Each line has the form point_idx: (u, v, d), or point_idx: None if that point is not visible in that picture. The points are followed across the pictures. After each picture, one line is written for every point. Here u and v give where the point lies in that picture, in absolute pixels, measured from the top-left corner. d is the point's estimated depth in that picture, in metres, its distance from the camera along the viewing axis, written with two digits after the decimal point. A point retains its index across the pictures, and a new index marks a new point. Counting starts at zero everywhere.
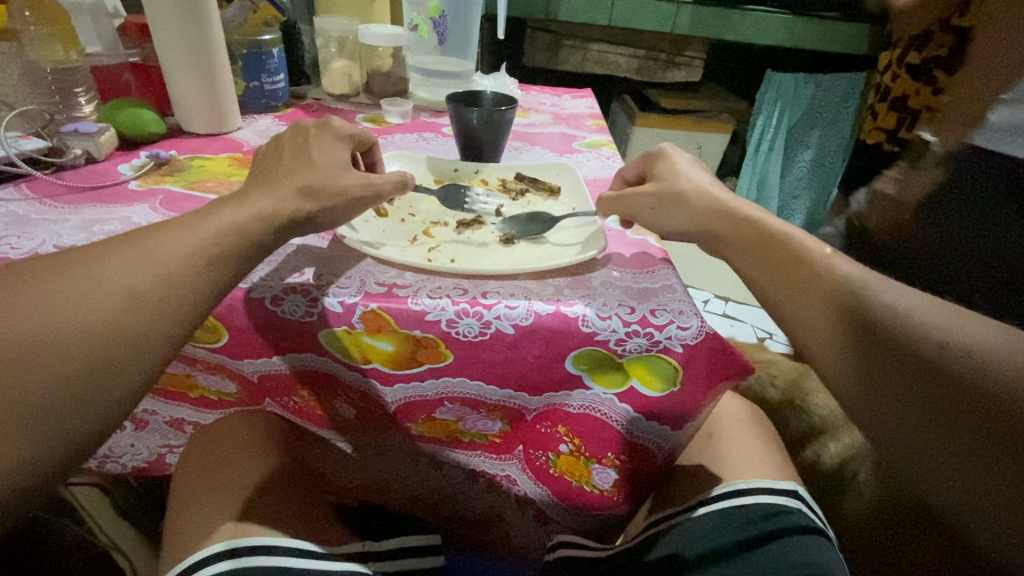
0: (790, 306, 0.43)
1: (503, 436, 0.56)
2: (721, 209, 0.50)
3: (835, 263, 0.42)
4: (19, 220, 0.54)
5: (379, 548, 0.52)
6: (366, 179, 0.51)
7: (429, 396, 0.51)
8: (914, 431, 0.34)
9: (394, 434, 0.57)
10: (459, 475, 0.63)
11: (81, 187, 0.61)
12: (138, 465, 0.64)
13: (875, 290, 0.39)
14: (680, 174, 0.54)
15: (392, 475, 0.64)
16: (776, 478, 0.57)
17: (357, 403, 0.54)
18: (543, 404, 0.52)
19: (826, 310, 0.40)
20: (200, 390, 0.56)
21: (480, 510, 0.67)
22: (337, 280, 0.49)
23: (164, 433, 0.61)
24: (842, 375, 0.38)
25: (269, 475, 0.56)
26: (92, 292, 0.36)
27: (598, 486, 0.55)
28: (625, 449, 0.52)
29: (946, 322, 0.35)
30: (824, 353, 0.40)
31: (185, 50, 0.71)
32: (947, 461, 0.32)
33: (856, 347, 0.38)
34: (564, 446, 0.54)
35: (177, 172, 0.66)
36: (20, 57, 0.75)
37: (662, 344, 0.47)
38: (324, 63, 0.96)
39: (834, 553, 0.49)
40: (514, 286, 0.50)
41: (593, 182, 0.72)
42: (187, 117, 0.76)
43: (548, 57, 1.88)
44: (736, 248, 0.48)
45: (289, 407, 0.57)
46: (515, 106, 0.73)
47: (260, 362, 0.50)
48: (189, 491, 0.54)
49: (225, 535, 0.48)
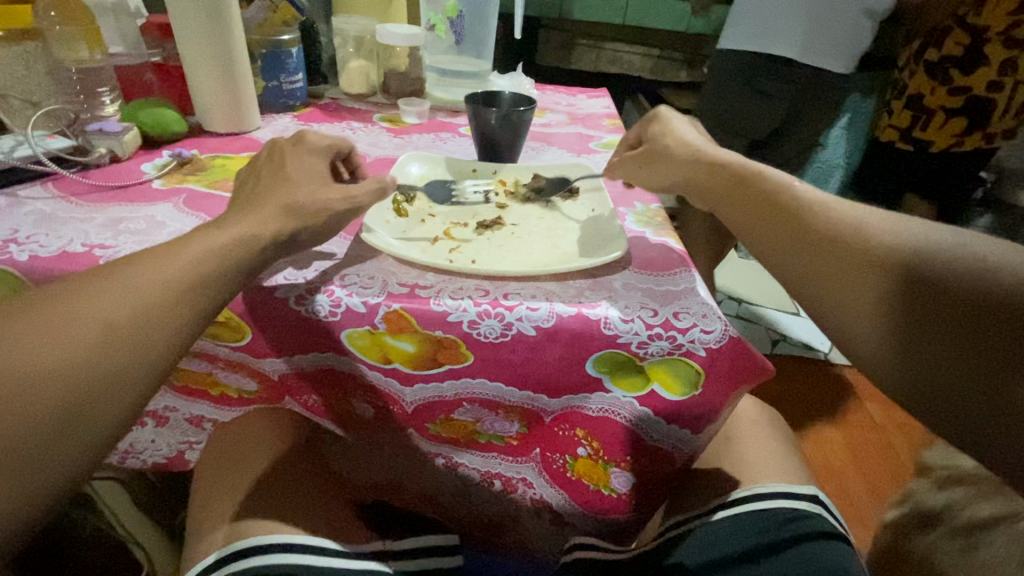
0: (770, 237, 0.45)
1: (521, 438, 0.56)
2: (702, 158, 0.54)
3: (817, 198, 0.45)
4: (47, 219, 0.55)
5: (400, 547, 0.52)
6: (347, 195, 0.50)
7: (448, 397, 0.51)
8: (918, 338, 0.35)
9: (412, 435, 0.57)
10: (474, 478, 0.63)
11: (106, 186, 0.62)
12: (158, 461, 0.65)
13: (861, 220, 0.42)
14: (670, 129, 0.59)
15: (408, 475, 0.65)
16: (795, 482, 0.57)
17: (376, 403, 0.54)
18: (562, 406, 0.51)
19: (811, 241, 0.42)
20: (221, 387, 0.56)
21: (494, 512, 0.67)
22: (359, 280, 0.50)
23: (184, 430, 0.61)
24: (834, 293, 0.40)
25: (289, 474, 0.57)
26: (66, 328, 0.35)
27: (616, 489, 0.55)
28: (643, 452, 0.52)
29: (935, 238, 0.38)
30: (812, 279, 0.42)
31: (209, 51, 0.71)
32: (956, 382, 0.33)
33: (851, 268, 0.40)
34: (582, 449, 0.54)
35: (200, 171, 0.67)
36: (45, 56, 0.78)
37: (684, 347, 0.46)
38: (342, 62, 0.97)
39: (854, 559, 0.49)
40: (535, 288, 0.50)
41: (612, 183, 0.72)
42: (209, 117, 0.77)
43: (561, 55, 1.88)
44: (714, 190, 0.51)
45: (308, 406, 0.57)
46: (534, 106, 0.73)
47: (283, 362, 0.51)
48: (212, 487, 0.55)
49: (251, 532, 0.49)
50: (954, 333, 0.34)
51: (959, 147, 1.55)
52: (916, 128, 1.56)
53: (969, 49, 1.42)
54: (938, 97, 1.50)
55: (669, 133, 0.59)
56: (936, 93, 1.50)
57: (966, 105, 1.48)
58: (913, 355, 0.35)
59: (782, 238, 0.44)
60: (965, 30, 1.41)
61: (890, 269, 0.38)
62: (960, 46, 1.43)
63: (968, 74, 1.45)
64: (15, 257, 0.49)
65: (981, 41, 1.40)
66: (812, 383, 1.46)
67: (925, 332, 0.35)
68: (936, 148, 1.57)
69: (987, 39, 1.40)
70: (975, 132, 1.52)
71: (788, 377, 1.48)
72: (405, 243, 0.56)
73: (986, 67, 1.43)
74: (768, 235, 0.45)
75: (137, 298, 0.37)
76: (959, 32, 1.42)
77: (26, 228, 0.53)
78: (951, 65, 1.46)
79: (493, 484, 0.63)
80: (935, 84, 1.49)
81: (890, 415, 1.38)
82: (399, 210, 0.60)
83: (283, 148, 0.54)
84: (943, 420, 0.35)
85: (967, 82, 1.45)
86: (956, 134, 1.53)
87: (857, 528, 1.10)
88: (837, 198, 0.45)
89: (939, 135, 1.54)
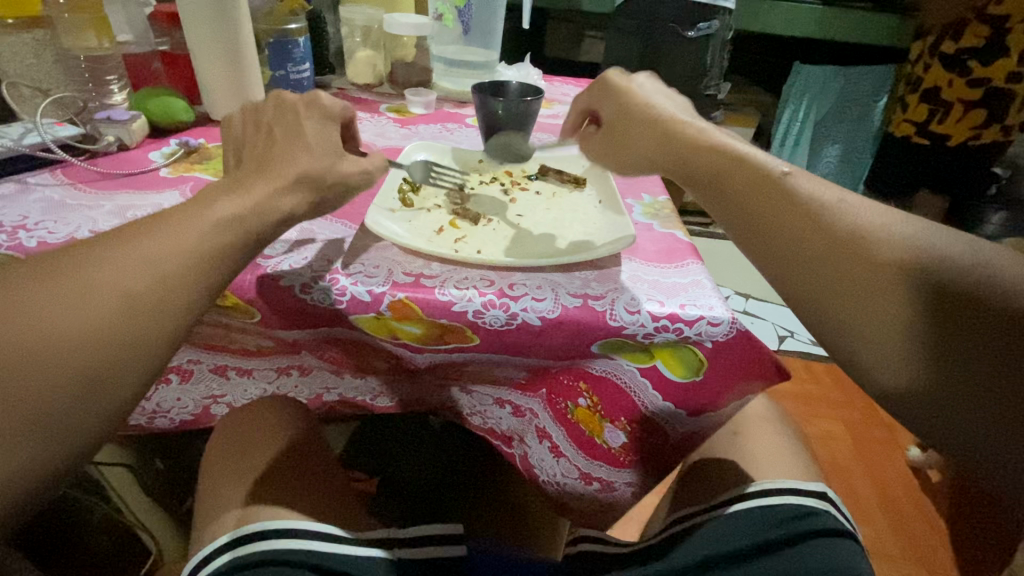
0: (817, 265, 0.39)
1: (531, 378, 0.54)
2: (668, 125, 0.49)
3: (818, 192, 0.41)
4: (55, 205, 0.55)
5: (405, 535, 0.51)
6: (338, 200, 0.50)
7: (457, 358, 0.52)
8: (954, 351, 0.34)
9: (424, 374, 0.57)
10: (482, 400, 0.61)
11: (114, 174, 0.62)
12: (184, 419, 0.62)
13: (894, 232, 0.38)
14: (626, 87, 0.55)
15: (428, 394, 0.61)
16: (801, 477, 0.57)
17: (389, 360, 0.54)
18: (567, 364, 0.51)
19: (880, 275, 0.37)
20: (240, 342, 0.53)
21: (507, 428, 0.64)
22: (364, 269, 0.50)
23: (209, 382, 0.59)
24: (881, 310, 0.36)
25: (289, 446, 0.57)
26: (82, 294, 0.34)
27: (608, 443, 0.57)
28: (640, 415, 0.53)
29: (940, 243, 0.37)
30: (874, 305, 0.37)
31: (215, 42, 0.71)
32: (977, 408, 0.33)
33: (914, 302, 0.36)
34: (581, 399, 0.54)
35: (206, 160, 0.67)
36: (54, 44, 0.78)
37: (691, 339, 0.46)
38: (349, 52, 0.97)
39: (861, 556, 0.48)
40: (541, 278, 0.50)
41: (621, 175, 0.72)
42: (215, 105, 0.77)
43: (570, 48, 1.91)
44: (696, 166, 0.46)
45: (326, 360, 0.56)
46: (540, 96, 0.73)
47: (294, 331, 0.51)
48: (220, 470, 0.56)
49: (238, 522, 0.49)
50: (974, 374, 0.33)
51: (976, 140, 1.53)
52: (933, 122, 1.56)
53: (990, 40, 1.39)
54: (955, 89, 1.48)
55: (619, 95, 0.54)
56: (954, 85, 1.48)
57: (984, 98, 1.47)
58: (938, 347, 0.35)
59: (840, 300, 0.38)
60: (983, 22, 1.36)
61: (927, 288, 0.36)
62: (978, 38, 1.40)
63: (986, 66, 1.43)
64: (23, 243, 0.49)
65: (1003, 31, 1.37)
66: (820, 380, 1.46)
67: (979, 357, 0.33)
68: (954, 142, 1.55)
69: (1008, 28, 1.36)
70: (993, 124, 1.51)
71: (797, 375, 1.47)
72: (411, 233, 0.55)
73: (1005, 58, 1.41)
74: (757, 227, 0.42)
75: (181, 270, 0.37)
76: (977, 24, 1.37)
77: (36, 214, 0.54)
78: (969, 57, 1.44)
79: (504, 409, 0.61)
80: (953, 76, 1.48)
81: None
82: (405, 200, 0.60)
83: (308, 102, 0.52)
84: (952, 419, 0.34)
85: (985, 74, 1.44)
86: (975, 127, 1.51)
87: (865, 527, 1.09)
88: (848, 196, 0.41)
89: (957, 128, 1.53)
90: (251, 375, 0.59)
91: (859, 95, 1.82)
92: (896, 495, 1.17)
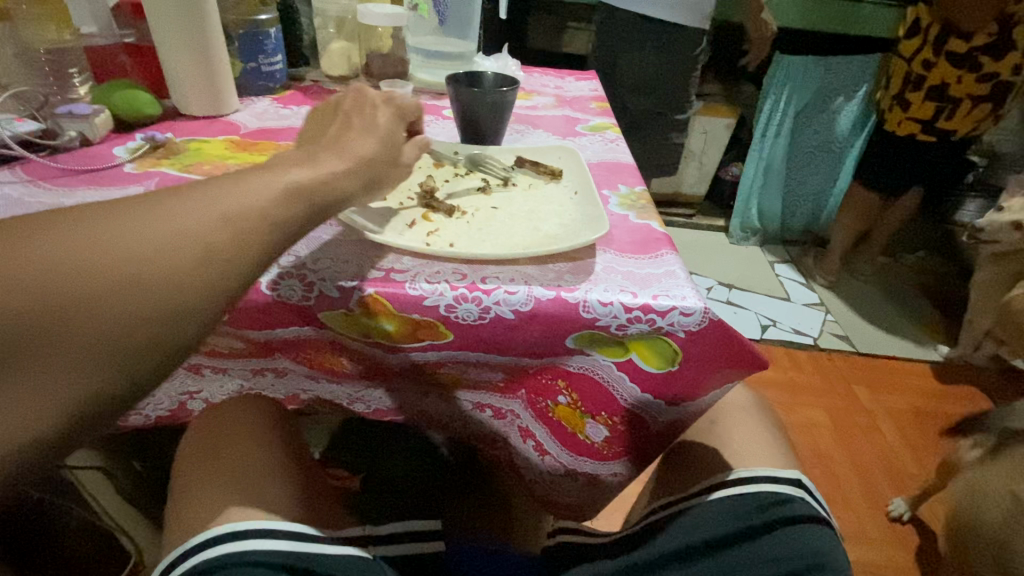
0: None
1: (508, 381, 0.54)
2: None
3: None
4: (14, 204, 0.54)
5: (382, 533, 0.52)
6: None
7: (430, 358, 0.51)
8: None
9: (402, 376, 0.56)
10: (468, 411, 0.61)
11: (77, 170, 0.61)
12: (161, 414, 0.62)
13: None
14: None
15: (419, 398, 0.62)
16: (778, 465, 0.57)
17: (364, 360, 0.54)
18: (543, 362, 0.51)
19: None
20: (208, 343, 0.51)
21: (484, 430, 0.64)
22: (335, 264, 0.49)
23: (184, 379, 0.58)
24: None
25: (269, 458, 0.56)
26: (127, 248, 0.32)
27: (591, 438, 0.57)
28: (621, 409, 0.53)
29: None
30: None
31: (182, 37, 0.69)
32: None
33: None
34: (562, 397, 0.54)
35: (174, 155, 0.65)
36: (14, 37, 0.75)
37: (663, 330, 0.46)
38: (323, 44, 0.95)
39: (833, 541, 0.49)
40: (513, 272, 0.49)
41: (596, 165, 0.71)
42: (184, 99, 0.75)
43: (551, 40, 1.92)
44: None
45: (304, 361, 0.55)
46: (515, 87, 0.72)
47: (277, 331, 0.49)
48: (191, 478, 0.54)
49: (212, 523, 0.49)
50: None
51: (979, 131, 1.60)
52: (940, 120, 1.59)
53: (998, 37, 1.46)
54: (965, 85, 1.53)
55: None
56: (965, 81, 1.52)
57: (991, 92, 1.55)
58: None
59: None
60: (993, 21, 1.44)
61: None
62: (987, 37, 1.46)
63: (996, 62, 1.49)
64: None
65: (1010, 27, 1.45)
66: (802, 368, 1.48)
67: None
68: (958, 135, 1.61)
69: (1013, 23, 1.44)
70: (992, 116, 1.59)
71: (779, 362, 1.49)
72: (383, 227, 0.54)
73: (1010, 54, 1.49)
74: None
75: (184, 233, 0.34)
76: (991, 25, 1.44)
77: None
78: (981, 53, 1.48)
79: (483, 412, 0.61)
80: (962, 73, 1.51)
81: (880, 401, 1.39)
82: None
83: None
84: None
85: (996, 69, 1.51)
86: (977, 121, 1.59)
87: (844, 511, 1.11)
88: None
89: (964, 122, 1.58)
90: (226, 372, 0.58)
91: (841, 84, 1.81)
92: (873, 476, 1.19)
